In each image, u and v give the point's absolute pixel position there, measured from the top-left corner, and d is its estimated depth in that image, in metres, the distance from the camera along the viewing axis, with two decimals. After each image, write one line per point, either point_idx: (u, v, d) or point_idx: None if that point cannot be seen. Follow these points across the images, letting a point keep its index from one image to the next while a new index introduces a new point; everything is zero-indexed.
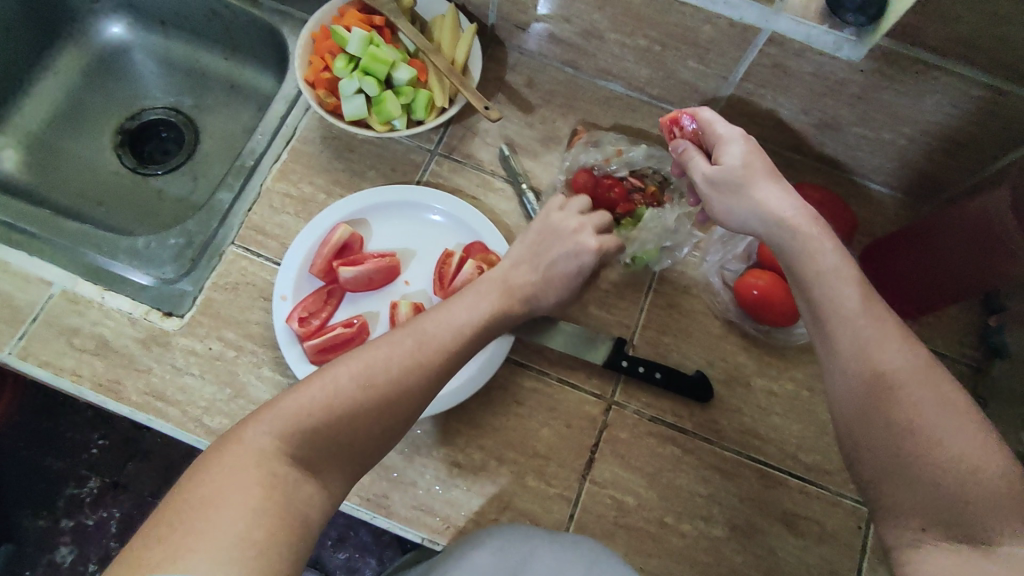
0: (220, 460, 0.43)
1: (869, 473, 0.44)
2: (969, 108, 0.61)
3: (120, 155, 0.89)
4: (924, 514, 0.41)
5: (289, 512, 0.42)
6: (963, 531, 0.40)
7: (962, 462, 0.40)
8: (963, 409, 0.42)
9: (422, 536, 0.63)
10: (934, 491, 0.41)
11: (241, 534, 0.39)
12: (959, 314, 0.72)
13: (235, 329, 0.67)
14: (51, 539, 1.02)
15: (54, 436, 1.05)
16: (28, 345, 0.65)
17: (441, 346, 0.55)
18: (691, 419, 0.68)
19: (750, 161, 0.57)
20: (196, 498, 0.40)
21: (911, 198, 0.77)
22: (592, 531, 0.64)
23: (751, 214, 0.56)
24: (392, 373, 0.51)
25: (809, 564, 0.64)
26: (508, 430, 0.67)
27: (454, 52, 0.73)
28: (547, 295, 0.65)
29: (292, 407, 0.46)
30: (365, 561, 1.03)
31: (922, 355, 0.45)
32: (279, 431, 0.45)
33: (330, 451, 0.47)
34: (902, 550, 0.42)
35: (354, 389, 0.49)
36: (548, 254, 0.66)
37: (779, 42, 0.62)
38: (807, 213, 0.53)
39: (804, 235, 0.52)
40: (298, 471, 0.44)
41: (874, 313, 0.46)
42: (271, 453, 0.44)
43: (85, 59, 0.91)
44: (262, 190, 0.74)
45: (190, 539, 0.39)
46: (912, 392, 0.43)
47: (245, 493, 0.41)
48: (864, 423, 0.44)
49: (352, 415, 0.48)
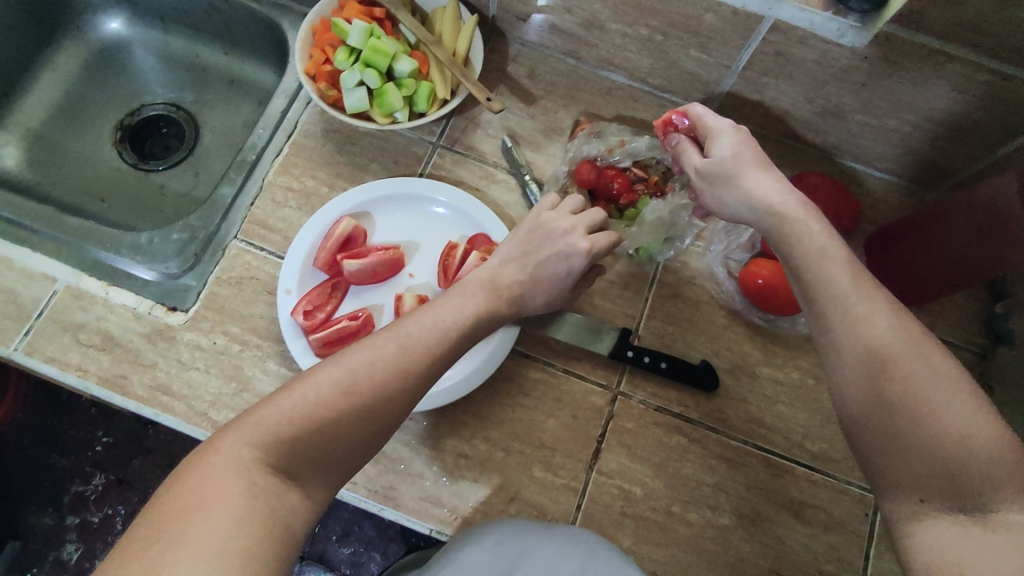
0: (197, 471, 0.41)
1: (866, 448, 0.43)
2: (975, 93, 0.60)
3: (121, 151, 0.89)
4: (923, 486, 0.41)
5: (273, 519, 0.41)
6: (961, 501, 0.40)
7: (958, 433, 0.40)
8: (954, 376, 0.42)
9: (430, 528, 0.63)
10: (932, 463, 0.40)
11: (228, 544, 0.39)
12: (964, 301, 0.72)
13: (240, 323, 0.67)
14: (57, 536, 1.02)
15: (58, 434, 1.05)
16: (34, 341, 0.65)
17: (431, 348, 0.51)
18: (697, 408, 0.68)
19: (739, 149, 0.55)
20: (176, 510, 0.39)
21: (915, 185, 0.77)
22: (600, 521, 0.64)
23: (742, 205, 0.54)
24: (376, 380, 0.47)
25: (816, 552, 0.64)
26: (514, 421, 0.67)
27: (455, 44, 0.73)
28: (535, 295, 0.61)
29: (271, 416, 0.44)
30: (370, 555, 1.03)
31: (911, 325, 0.44)
32: (258, 441, 0.43)
33: (313, 460, 0.44)
34: (904, 525, 0.41)
35: (335, 398, 0.45)
36: (536, 254, 0.61)
37: (783, 29, 0.62)
38: (799, 203, 0.50)
39: (796, 227, 0.49)
40: (279, 480, 0.42)
41: (863, 291, 0.45)
42: (250, 464, 0.42)
43: (84, 55, 0.91)
44: (264, 184, 0.74)
45: (170, 554, 0.37)
46: (906, 365, 0.42)
47: (227, 504, 0.40)
48: (861, 401, 0.43)
49: (334, 424, 0.45)
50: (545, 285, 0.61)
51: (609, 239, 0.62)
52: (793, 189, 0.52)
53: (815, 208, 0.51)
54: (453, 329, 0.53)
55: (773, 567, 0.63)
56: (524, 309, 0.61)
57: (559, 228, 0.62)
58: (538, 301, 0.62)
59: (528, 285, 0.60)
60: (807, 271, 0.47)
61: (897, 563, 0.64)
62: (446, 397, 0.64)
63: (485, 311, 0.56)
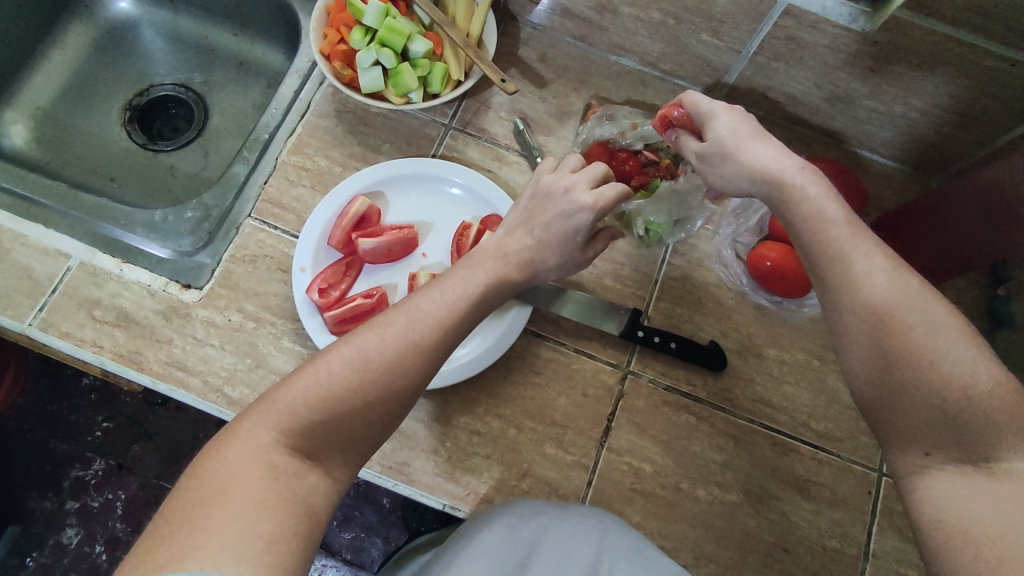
0: (219, 458, 0.41)
1: (871, 403, 0.45)
2: (983, 78, 0.61)
3: (130, 131, 0.89)
4: (927, 438, 0.42)
5: (294, 500, 0.41)
6: (966, 452, 0.41)
7: (957, 383, 0.41)
8: (956, 327, 0.42)
9: (443, 502, 0.64)
10: (933, 414, 0.41)
11: (250, 527, 0.38)
12: (967, 285, 0.73)
13: (254, 301, 0.68)
14: (57, 520, 1.02)
15: (59, 419, 1.05)
16: (49, 317, 0.65)
17: (443, 325, 0.51)
18: (705, 387, 0.69)
19: (735, 124, 0.56)
20: (196, 497, 0.39)
21: (919, 171, 0.79)
22: (610, 496, 0.65)
23: (744, 179, 0.55)
24: (386, 353, 0.47)
25: (821, 529, 0.65)
26: (526, 399, 0.68)
27: (469, 25, 0.73)
28: (546, 258, 0.61)
29: (287, 400, 0.44)
30: (371, 541, 1.04)
31: (912, 279, 0.45)
32: (277, 424, 0.43)
33: (330, 438, 0.45)
34: (910, 477, 0.43)
35: (348, 374, 0.46)
36: (542, 216, 0.61)
37: (796, 14, 0.62)
38: (797, 166, 0.52)
39: (793, 191, 0.51)
40: (299, 460, 0.43)
41: (860, 248, 0.46)
42: (270, 447, 0.42)
43: (92, 35, 0.91)
44: (277, 162, 0.74)
45: (195, 539, 0.37)
46: (906, 319, 0.43)
47: (248, 489, 0.40)
48: (864, 359, 0.45)
49: (349, 400, 0.45)
50: (554, 249, 0.60)
51: (616, 191, 0.59)
52: (790, 153, 0.53)
53: (814, 168, 0.52)
54: (462, 303, 0.53)
55: (779, 542, 0.65)
56: (534, 278, 0.62)
57: (563, 195, 0.60)
58: (548, 267, 0.61)
59: (536, 251, 0.60)
60: (810, 243, 0.49)
61: (900, 540, 0.65)
62: (460, 374, 0.65)
63: (497, 276, 0.57)
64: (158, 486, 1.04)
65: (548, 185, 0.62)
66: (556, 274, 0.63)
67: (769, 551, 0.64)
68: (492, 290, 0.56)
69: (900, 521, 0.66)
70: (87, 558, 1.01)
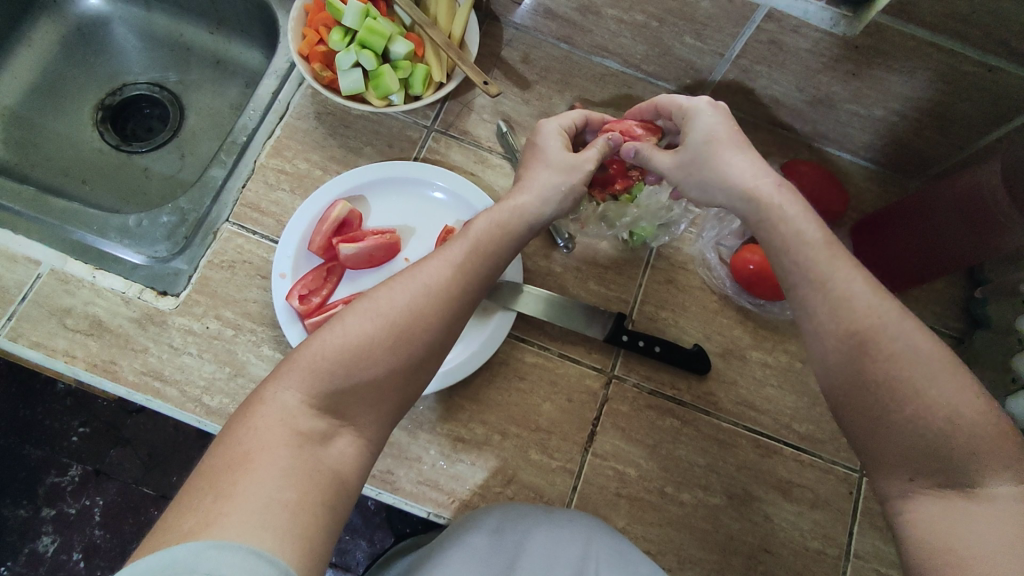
0: (247, 423, 0.42)
1: (857, 428, 0.44)
2: (960, 83, 0.62)
3: (102, 133, 0.86)
4: (912, 465, 0.42)
5: (319, 468, 0.41)
6: (947, 476, 0.41)
7: (946, 408, 0.41)
8: (936, 357, 0.42)
9: (427, 511, 0.64)
10: (920, 442, 0.42)
11: (277, 494, 0.38)
12: (945, 286, 0.74)
13: (233, 308, 0.66)
14: (32, 528, 1.00)
15: (33, 425, 1.02)
16: (18, 326, 0.63)
17: (460, 272, 0.50)
18: (688, 391, 0.69)
19: (712, 128, 0.55)
20: (224, 463, 0.39)
21: (898, 174, 0.79)
22: (594, 502, 0.65)
23: (720, 184, 0.53)
24: (400, 303, 0.46)
25: (803, 530, 0.66)
26: (511, 405, 0.67)
27: (452, 26, 0.72)
28: (541, 177, 0.58)
29: (307, 358, 0.44)
30: (355, 544, 1.02)
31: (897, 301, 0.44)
32: (302, 386, 0.43)
33: (359, 399, 0.45)
34: (896, 500, 0.43)
35: (366, 326, 0.45)
36: (530, 160, 0.62)
37: (778, 18, 0.62)
38: (774, 183, 0.50)
39: (773, 211, 0.49)
40: (325, 423, 0.43)
41: (840, 272, 0.45)
42: (297, 410, 0.42)
43: (62, 32, 0.88)
44: (255, 166, 0.73)
45: (222, 504, 0.37)
46: (887, 344, 0.42)
47: (273, 456, 0.40)
48: (847, 386, 0.44)
49: (368, 351, 0.45)
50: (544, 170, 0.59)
51: (579, 109, 0.65)
52: (771, 171, 0.52)
53: (792, 188, 0.50)
54: (471, 255, 0.51)
55: (761, 544, 0.65)
56: (541, 228, 0.59)
57: (544, 147, 0.61)
58: (564, 202, 0.59)
59: (536, 196, 0.57)
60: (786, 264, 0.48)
61: (881, 540, 0.66)
62: (441, 383, 0.64)
63: (502, 221, 0.54)
64: (137, 492, 1.01)
65: (539, 132, 0.63)
66: (558, 215, 0.60)
67: (751, 553, 0.65)
68: (500, 232, 0.54)
69: (880, 520, 0.66)
70: (65, 565, 0.99)
